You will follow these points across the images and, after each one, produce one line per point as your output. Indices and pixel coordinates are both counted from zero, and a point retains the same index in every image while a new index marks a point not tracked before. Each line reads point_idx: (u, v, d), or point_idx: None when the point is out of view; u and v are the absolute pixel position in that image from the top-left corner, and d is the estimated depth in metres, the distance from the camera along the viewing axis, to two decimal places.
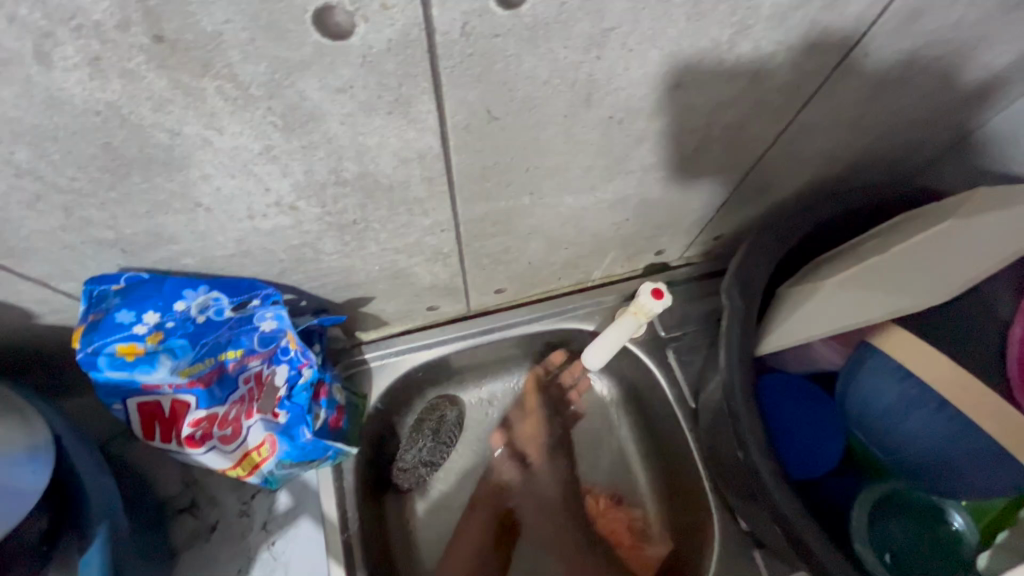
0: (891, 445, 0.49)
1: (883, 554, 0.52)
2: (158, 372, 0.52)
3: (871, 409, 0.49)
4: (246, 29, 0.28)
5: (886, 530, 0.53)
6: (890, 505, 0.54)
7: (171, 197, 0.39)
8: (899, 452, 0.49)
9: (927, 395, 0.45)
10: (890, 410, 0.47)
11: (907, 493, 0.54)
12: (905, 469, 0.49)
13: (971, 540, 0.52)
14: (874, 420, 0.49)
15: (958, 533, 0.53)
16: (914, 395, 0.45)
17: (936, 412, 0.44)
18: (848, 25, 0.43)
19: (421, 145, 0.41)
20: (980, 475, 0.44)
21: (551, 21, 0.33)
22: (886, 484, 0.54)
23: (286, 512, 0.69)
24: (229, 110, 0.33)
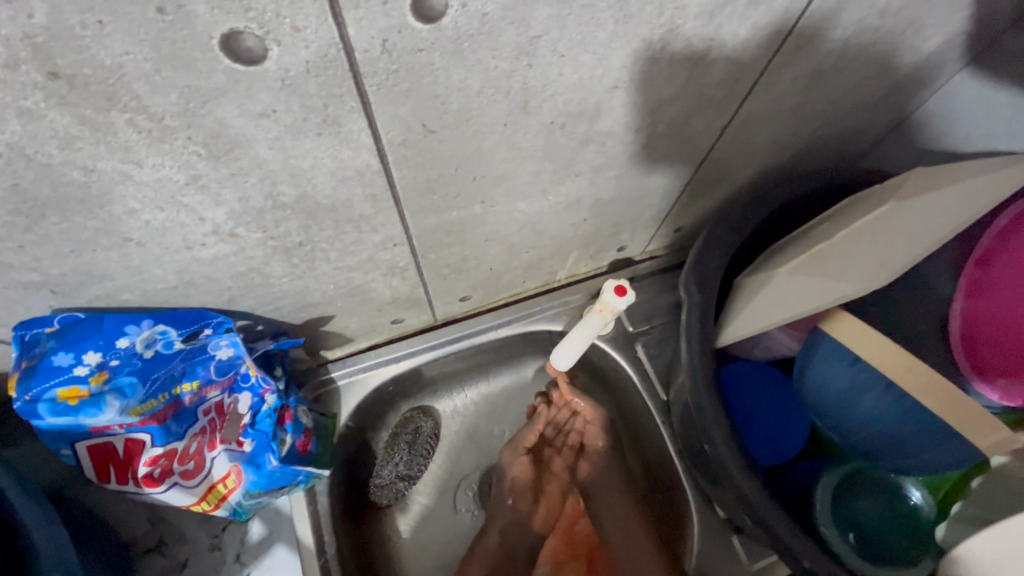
0: (852, 427, 0.50)
1: (848, 534, 0.53)
2: (106, 414, 0.50)
3: (829, 392, 0.49)
4: (149, 60, 0.27)
5: (849, 511, 0.54)
6: (852, 485, 0.56)
7: (96, 234, 0.38)
8: (858, 433, 0.50)
9: (876, 378, 0.45)
10: (847, 392, 0.48)
11: (866, 472, 0.56)
12: (866, 447, 0.50)
13: (929, 513, 0.54)
14: (834, 404, 0.50)
15: (917, 507, 0.54)
16: (865, 378, 0.46)
17: (885, 393, 0.45)
18: (777, 18, 0.43)
19: (359, 163, 0.40)
20: (932, 453, 0.45)
21: (475, 33, 0.33)
22: (845, 465, 0.56)
23: (259, 542, 0.67)
24: (146, 143, 0.32)
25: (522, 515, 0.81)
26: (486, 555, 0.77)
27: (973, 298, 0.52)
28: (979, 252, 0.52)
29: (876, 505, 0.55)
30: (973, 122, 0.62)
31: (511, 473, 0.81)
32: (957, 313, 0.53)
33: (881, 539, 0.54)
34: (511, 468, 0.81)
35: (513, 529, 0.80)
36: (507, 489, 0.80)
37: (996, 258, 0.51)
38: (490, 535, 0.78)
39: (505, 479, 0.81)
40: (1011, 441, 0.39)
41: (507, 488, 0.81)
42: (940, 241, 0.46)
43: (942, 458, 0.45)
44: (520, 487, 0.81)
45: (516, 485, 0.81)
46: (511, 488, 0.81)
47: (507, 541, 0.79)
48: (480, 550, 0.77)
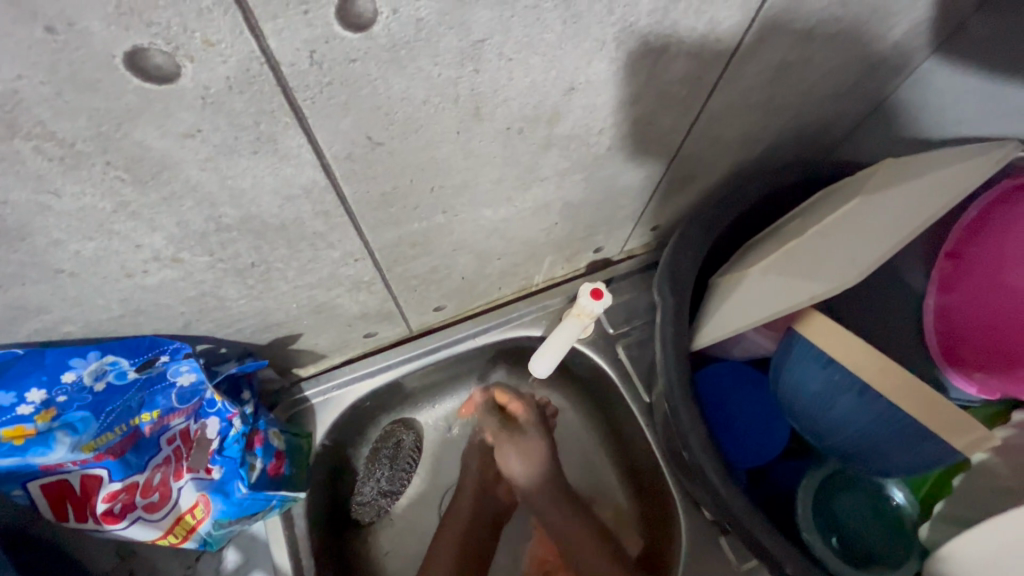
0: (826, 430, 0.49)
1: (830, 538, 0.52)
2: (56, 452, 0.47)
3: (802, 396, 0.48)
4: (46, 83, 0.25)
5: (830, 513, 0.54)
6: (832, 487, 0.55)
7: (23, 267, 0.35)
8: (830, 437, 0.49)
9: (848, 381, 0.44)
10: (818, 396, 0.47)
11: (846, 473, 0.55)
12: (846, 449, 0.49)
13: (912, 513, 0.53)
14: (808, 407, 0.49)
15: (900, 508, 0.53)
16: (836, 381, 0.45)
17: (858, 397, 0.44)
18: (736, 11, 0.42)
19: (304, 180, 0.38)
20: (907, 455, 0.44)
21: (411, 41, 0.31)
22: (825, 466, 0.55)
23: (236, 569, 0.65)
24: (59, 170, 0.29)
25: (491, 490, 0.79)
26: (458, 526, 0.74)
27: (945, 292, 0.52)
28: (950, 245, 0.51)
29: (858, 506, 0.54)
30: (945, 108, 0.61)
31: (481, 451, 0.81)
32: (931, 307, 0.53)
33: (857, 528, 0.53)
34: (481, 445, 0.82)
35: (485, 499, 0.78)
36: (477, 464, 0.80)
37: (967, 250, 0.50)
38: (464, 506, 0.76)
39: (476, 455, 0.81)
40: (987, 440, 0.39)
41: (477, 465, 0.80)
42: (915, 228, 0.44)
43: (918, 459, 0.44)
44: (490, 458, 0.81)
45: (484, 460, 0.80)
46: (478, 468, 0.80)
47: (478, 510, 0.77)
48: (450, 524, 0.75)
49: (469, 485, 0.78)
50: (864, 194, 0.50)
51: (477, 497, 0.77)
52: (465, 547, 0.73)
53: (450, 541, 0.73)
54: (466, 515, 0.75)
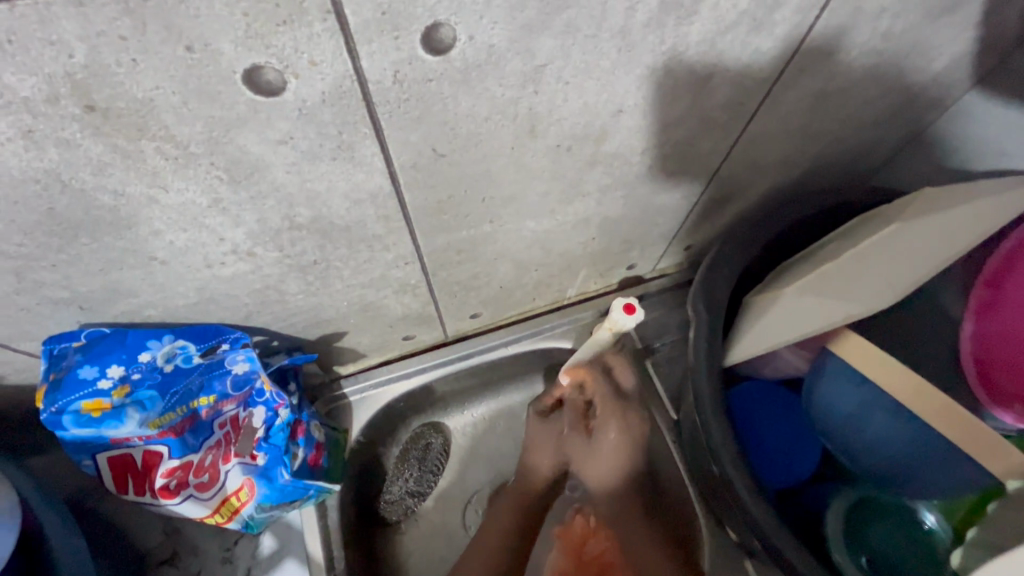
0: (855, 450, 0.49)
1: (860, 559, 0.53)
2: (127, 426, 0.52)
3: (834, 415, 0.49)
4: (177, 93, 0.29)
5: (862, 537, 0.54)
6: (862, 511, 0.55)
7: (123, 254, 0.40)
8: (861, 457, 0.49)
9: (884, 399, 0.45)
10: (851, 413, 0.48)
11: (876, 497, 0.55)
12: (875, 471, 0.49)
13: (945, 538, 0.52)
14: (840, 423, 0.49)
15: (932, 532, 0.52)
16: (871, 399, 0.46)
17: (891, 415, 0.45)
18: (780, 44, 0.45)
19: (372, 185, 0.42)
20: (937, 476, 0.45)
21: (481, 63, 0.34)
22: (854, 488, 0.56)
23: (270, 555, 0.68)
24: (171, 168, 0.33)
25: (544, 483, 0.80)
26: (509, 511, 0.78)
27: (983, 319, 0.52)
28: (986, 274, 0.52)
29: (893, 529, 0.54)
30: (985, 140, 0.62)
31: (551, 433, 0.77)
32: (968, 335, 0.53)
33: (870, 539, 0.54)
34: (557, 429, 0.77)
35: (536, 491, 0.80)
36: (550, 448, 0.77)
37: (1005, 281, 0.51)
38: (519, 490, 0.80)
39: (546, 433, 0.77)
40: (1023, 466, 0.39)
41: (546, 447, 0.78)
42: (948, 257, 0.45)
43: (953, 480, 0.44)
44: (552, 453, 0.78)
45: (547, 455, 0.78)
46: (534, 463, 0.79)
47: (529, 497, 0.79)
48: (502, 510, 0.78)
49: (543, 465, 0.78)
50: (906, 216, 0.50)
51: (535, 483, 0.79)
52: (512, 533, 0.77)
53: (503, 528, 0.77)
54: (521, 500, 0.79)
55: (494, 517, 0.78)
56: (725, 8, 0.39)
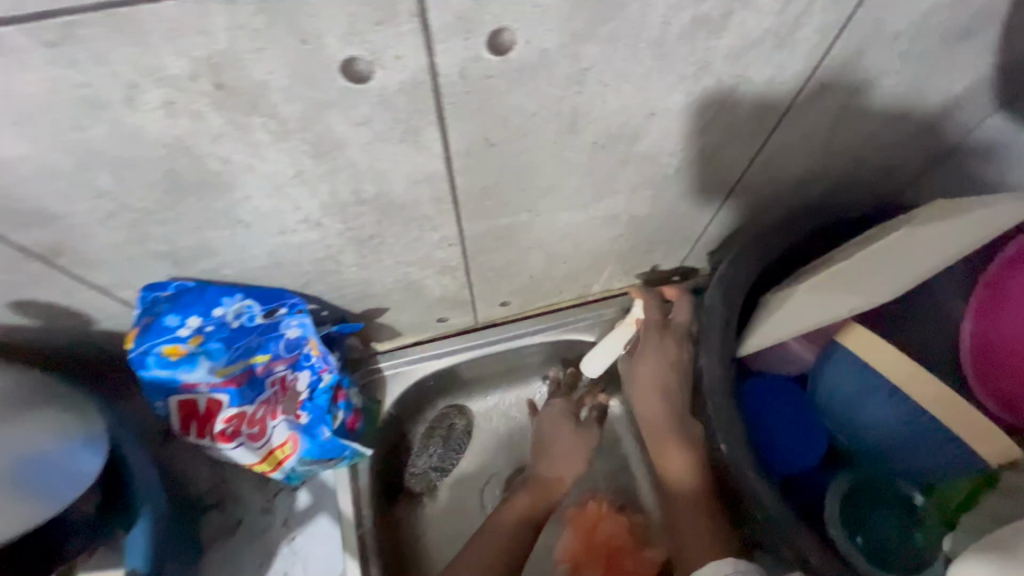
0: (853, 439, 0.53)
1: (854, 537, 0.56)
2: (197, 371, 0.59)
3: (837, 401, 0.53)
4: (287, 77, 0.35)
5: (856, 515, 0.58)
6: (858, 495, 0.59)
7: (217, 215, 0.46)
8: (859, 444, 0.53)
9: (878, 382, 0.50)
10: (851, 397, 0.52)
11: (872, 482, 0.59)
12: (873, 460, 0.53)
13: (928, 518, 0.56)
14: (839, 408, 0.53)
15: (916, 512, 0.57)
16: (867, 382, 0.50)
17: (885, 396, 0.49)
18: (804, 59, 0.49)
19: (430, 168, 0.47)
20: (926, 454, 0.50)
21: (534, 64, 0.40)
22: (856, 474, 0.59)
23: (305, 509, 0.74)
24: (270, 141, 0.40)
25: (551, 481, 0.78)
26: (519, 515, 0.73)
27: (981, 318, 0.55)
28: (988, 276, 0.55)
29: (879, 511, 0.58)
30: None
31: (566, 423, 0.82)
32: (967, 333, 0.55)
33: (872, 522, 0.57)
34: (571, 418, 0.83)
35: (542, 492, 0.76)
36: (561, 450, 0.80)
37: (1005, 283, 0.54)
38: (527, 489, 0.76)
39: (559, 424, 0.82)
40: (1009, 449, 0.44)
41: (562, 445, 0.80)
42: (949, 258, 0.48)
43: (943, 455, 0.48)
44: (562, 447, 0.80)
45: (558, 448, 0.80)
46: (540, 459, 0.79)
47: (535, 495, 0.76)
48: (510, 510, 0.74)
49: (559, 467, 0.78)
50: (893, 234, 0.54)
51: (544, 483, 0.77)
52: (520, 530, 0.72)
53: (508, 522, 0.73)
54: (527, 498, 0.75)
55: (502, 514, 0.74)
56: (751, 25, 0.43)
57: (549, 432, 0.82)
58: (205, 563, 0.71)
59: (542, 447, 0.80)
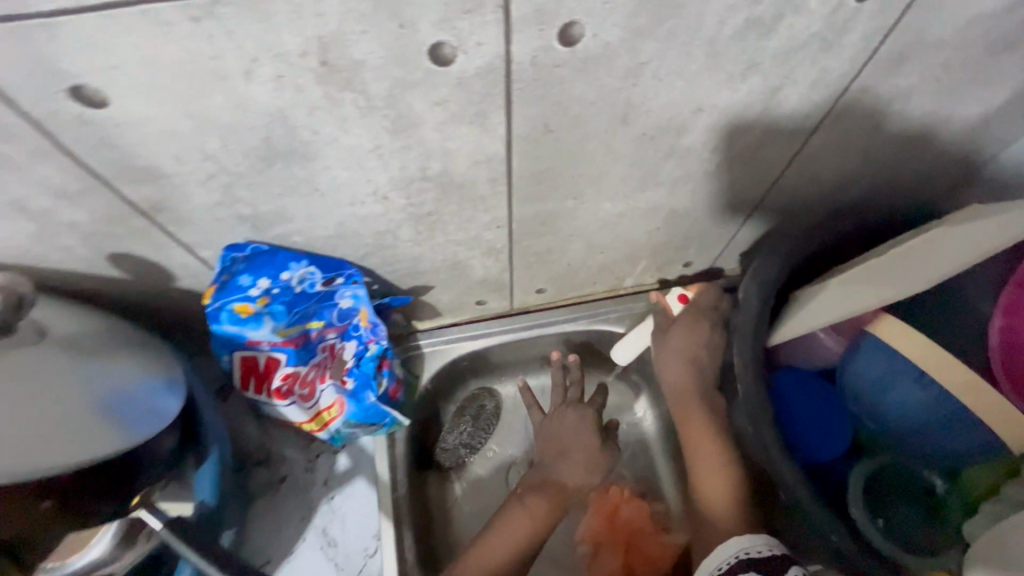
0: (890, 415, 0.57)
1: (875, 518, 0.59)
2: (262, 330, 0.64)
3: (866, 381, 0.57)
4: (382, 59, 0.40)
5: (876, 499, 0.60)
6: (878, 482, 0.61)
7: (299, 183, 0.51)
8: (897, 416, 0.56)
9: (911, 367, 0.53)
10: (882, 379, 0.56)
11: (894, 472, 0.61)
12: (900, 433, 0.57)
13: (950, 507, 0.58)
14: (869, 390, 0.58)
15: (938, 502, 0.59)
16: (900, 366, 0.54)
17: (915, 380, 0.53)
18: (847, 64, 0.52)
19: (491, 150, 0.52)
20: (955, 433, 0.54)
21: (598, 56, 0.44)
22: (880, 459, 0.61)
23: (344, 472, 0.79)
24: (357, 116, 0.45)
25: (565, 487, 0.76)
26: (531, 519, 0.71)
27: (1012, 315, 0.56)
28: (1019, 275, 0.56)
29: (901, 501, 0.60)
30: None
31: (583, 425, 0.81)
32: (998, 328, 0.57)
33: (891, 508, 0.60)
34: (587, 420, 0.81)
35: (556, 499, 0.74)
36: (578, 454, 0.78)
37: None
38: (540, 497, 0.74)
39: (575, 427, 0.81)
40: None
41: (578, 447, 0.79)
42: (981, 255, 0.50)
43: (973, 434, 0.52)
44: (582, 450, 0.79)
45: (578, 451, 0.79)
46: (554, 463, 0.77)
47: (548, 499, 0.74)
48: (523, 514, 0.72)
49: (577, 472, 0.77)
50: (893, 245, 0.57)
51: (557, 484, 0.75)
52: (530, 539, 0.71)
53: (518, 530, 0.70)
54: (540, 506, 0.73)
55: (510, 517, 0.72)
56: (800, 29, 0.47)
57: (567, 435, 0.80)
58: (251, 514, 0.76)
59: (554, 452, 0.78)
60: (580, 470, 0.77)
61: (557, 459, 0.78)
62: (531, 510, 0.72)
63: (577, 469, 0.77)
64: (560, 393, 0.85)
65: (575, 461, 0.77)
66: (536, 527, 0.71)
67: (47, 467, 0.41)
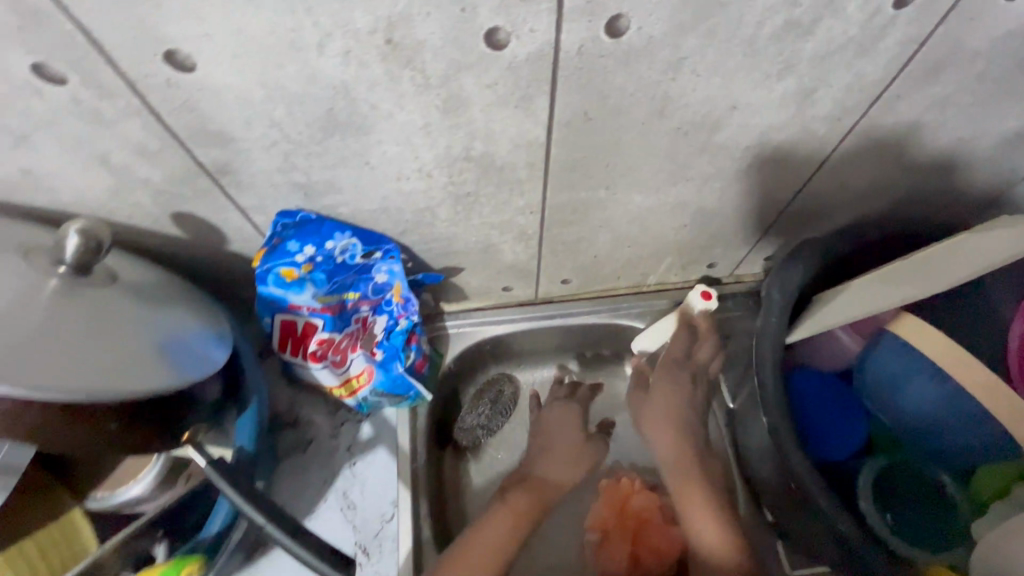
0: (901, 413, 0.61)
1: (884, 513, 0.59)
2: (304, 295, 0.68)
3: (885, 378, 0.61)
4: (442, 40, 0.43)
5: (887, 496, 0.61)
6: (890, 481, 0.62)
7: (351, 155, 0.55)
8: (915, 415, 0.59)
9: (923, 364, 0.58)
10: (896, 375, 0.60)
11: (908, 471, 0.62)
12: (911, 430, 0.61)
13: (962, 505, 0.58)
14: (886, 386, 0.62)
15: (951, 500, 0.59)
16: (914, 364, 0.58)
17: (930, 377, 0.57)
18: (881, 70, 0.54)
19: (532, 135, 0.55)
20: (965, 430, 0.57)
21: (641, 49, 0.47)
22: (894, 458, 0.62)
23: (367, 440, 0.82)
24: (412, 93, 0.48)
25: (550, 482, 0.78)
26: (513, 515, 0.71)
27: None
28: None
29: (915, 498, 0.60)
30: None
31: (568, 421, 0.85)
32: (1016, 333, 0.57)
33: (903, 501, 0.60)
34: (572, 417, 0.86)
35: (539, 497, 0.75)
36: (565, 449, 0.81)
37: None
38: (523, 496, 0.73)
39: (561, 424, 0.85)
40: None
41: (566, 445, 0.82)
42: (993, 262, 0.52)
43: (984, 429, 0.56)
44: (568, 446, 0.82)
45: (564, 444, 0.82)
46: (540, 458, 0.80)
47: (532, 496, 0.74)
48: (504, 510, 0.71)
49: (563, 468, 0.79)
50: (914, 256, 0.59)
51: (538, 479, 0.77)
52: (512, 534, 0.69)
53: (498, 524, 0.69)
54: (522, 506, 0.72)
55: (491, 512, 0.71)
56: (837, 32, 0.49)
57: (554, 429, 0.84)
58: (278, 472, 0.80)
59: (541, 445, 0.82)
60: (568, 466, 0.80)
61: (540, 454, 0.81)
62: (514, 506, 0.72)
63: (560, 463, 0.80)
64: (552, 393, 0.91)
65: (559, 459, 0.80)
66: (517, 523, 0.70)
67: (134, 389, 0.45)
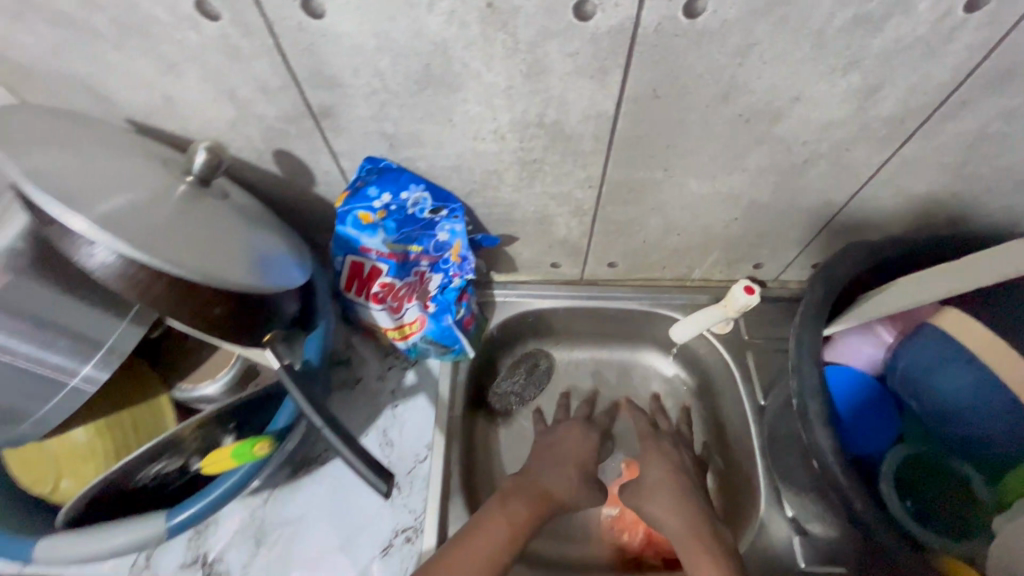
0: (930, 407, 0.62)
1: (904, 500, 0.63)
2: (375, 238, 0.75)
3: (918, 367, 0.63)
4: (535, 7, 0.49)
5: (908, 479, 0.64)
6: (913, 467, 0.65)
7: (438, 111, 0.62)
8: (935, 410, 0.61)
9: (961, 352, 0.59)
10: (928, 365, 0.61)
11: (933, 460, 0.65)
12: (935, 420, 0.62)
13: (981, 496, 0.61)
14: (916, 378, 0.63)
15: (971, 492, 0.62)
16: (949, 351, 0.60)
17: (964, 363, 0.59)
18: (948, 74, 0.56)
19: (602, 107, 0.60)
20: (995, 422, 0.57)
21: (714, 31, 0.51)
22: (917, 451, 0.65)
23: (411, 386, 0.89)
24: (501, 56, 0.54)
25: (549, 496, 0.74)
26: (508, 524, 0.67)
27: None
28: None
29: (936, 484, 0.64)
30: None
31: (577, 441, 0.83)
32: None
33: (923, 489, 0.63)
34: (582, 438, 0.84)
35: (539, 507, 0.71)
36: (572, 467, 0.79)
37: None
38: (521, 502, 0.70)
39: (570, 444, 0.83)
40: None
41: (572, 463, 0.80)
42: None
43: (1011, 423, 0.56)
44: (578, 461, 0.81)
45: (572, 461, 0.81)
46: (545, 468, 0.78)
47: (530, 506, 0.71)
48: (502, 514, 0.68)
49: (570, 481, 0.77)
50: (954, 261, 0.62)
51: (543, 492, 0.74)
52: (510, 542, 0.66)
53: (495, 529, 0.66)
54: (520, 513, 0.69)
55: (487, 515, 0.68)
56: (905, 31, 0.52)
57: (563, 447, 0.82)
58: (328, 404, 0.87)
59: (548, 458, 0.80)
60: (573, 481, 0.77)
61: (545, 465, 0.78)
62: (513, 512, 0.69)
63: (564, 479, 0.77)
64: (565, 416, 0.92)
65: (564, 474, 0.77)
66: (513, 529, 0.67)
67: (222, 282, 0.52)
